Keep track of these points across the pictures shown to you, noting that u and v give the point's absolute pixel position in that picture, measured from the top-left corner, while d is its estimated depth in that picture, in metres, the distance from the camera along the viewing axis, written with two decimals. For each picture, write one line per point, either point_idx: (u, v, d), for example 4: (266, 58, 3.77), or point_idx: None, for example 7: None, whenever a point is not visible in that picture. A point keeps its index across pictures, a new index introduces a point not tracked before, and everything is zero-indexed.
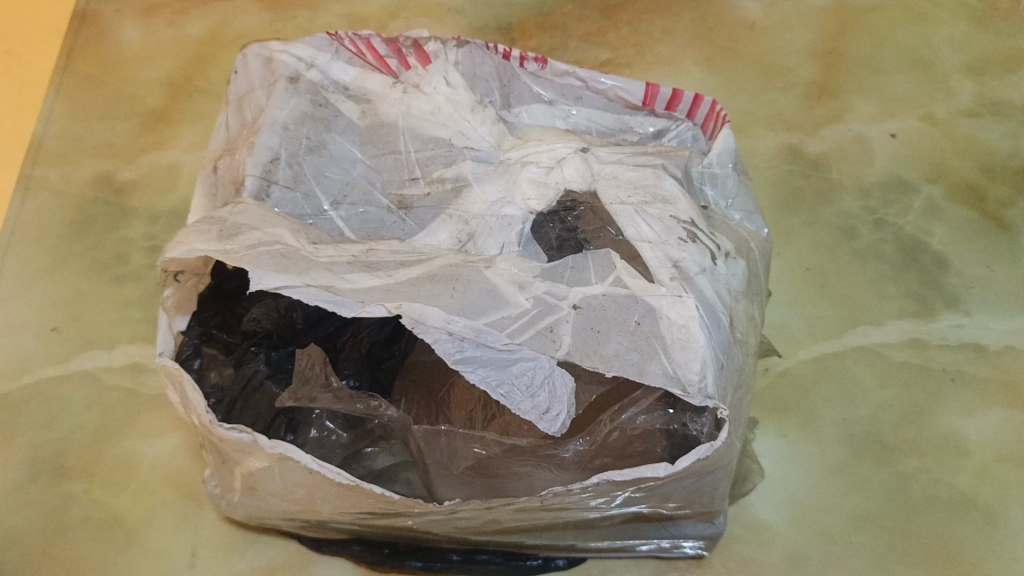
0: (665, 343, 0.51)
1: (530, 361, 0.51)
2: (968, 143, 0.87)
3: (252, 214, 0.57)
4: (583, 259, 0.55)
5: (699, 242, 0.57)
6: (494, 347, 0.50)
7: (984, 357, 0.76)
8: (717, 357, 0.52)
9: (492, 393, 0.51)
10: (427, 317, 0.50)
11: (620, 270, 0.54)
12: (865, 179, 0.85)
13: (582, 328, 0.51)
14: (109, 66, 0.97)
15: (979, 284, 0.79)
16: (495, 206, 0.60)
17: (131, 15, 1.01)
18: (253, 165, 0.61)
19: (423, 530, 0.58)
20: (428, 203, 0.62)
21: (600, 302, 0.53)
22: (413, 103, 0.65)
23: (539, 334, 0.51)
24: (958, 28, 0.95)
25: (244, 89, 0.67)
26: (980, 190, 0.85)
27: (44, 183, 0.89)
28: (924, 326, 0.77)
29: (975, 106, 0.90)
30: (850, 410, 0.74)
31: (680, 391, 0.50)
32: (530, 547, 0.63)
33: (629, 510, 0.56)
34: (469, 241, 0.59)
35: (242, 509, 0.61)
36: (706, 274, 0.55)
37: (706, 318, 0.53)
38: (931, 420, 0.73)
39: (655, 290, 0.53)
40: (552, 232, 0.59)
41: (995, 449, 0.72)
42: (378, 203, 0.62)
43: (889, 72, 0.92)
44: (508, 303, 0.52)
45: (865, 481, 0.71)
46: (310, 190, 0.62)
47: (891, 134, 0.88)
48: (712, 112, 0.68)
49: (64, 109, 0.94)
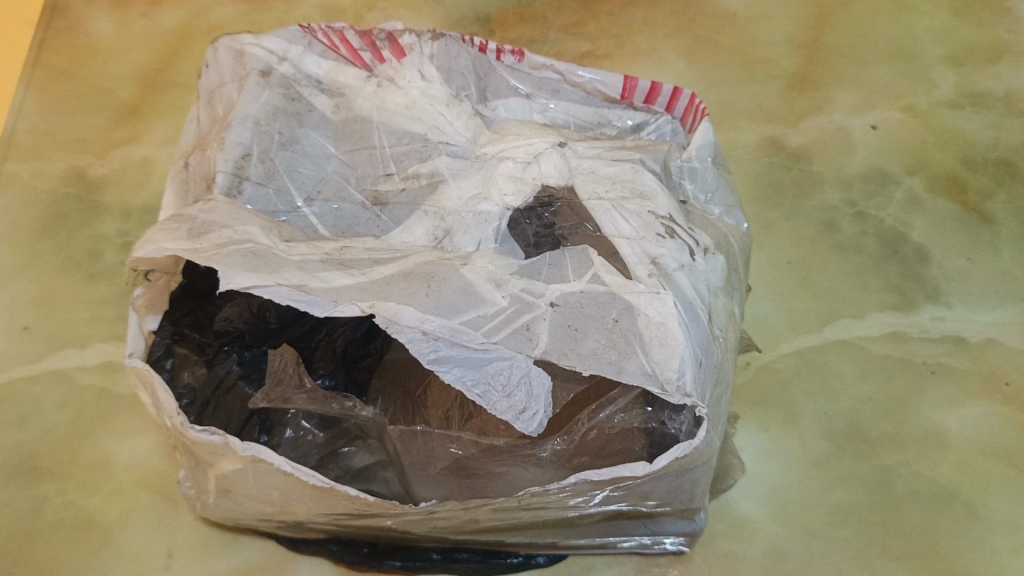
0: (643, 340, 0.50)
1: (507, 360, 0.50)
2: (949, 134, 0.87)
3: (224, 212, 0.56)
4: (560, 256, 0.55)
5: (677, 238, 0.56)
6: (469, 347, 0.49)
7: (965, 349, 0.75)
8: (695, 354, 0.51)
9: (468, 393, 0.50)
10: (402, 316, 0.49)
11: (598, 266, 0.54)
12: (846, 171, 0.85)
13: (559, 326, 0.51)
14: (81, 59, 0.96)
15: (960, 277, 0.79)
16: (472, 202, 0.59)
17: (103, 7, 1.00)
18: (224, 161, 0.60)
19: (400, 530, 0.57)
20: (404, 198, 0.61)
21: (578, 299, 0.52)
22: (388, 96, 0.64)
23: (515, 333, 0.50)
24: (939, 18, 0.94)
25: (215, 82, 0.66)
26: (961, 182, 0.84)
27: (15, 179, 0.87)
28: (904, 319, 0.77)
29: (957, 98, 0.89)
30: (831, 404, 0.73)
31: (658, 389, 0.49)
32: (511, 545, 0.62)
33: (608, 509, 0.55)
34: (445, 238, 0.58)
35: (219, 511, 0.60)
36: (684, 270, 0.54)
37: (686, 316, 0.52)
38: (912, 413, 0.73)
39: (634, 286, 0.52)
40: (529, 228, 0.58)
41: (975, 442, 0.71)
42: (353, 199, 0.61)
43: (870, 63, 0.92)
44: (484, 301, 0.51)
45: (846, 476, 0.70)
46: (283, 186, 0.61)
47: (872, 126, 0.88)
48: (691, 105, 0.67)
49: (35, 103, 0.93)
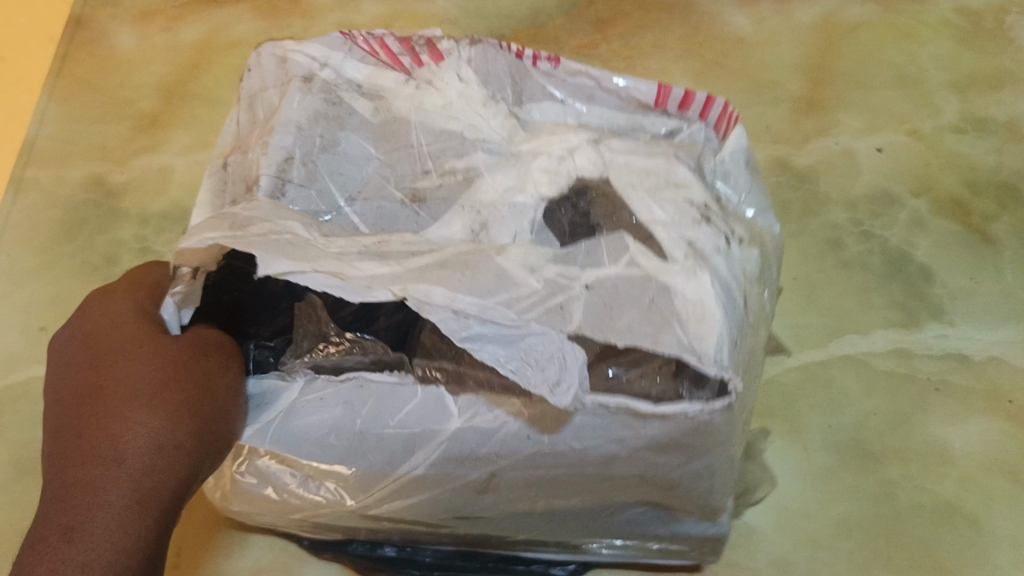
0: (679, 317, 0.46)
1: (539, 335, 0.45)
2: (953, 158, 0.88)
3: (262, 207, 0.52)
4: (595, 243, 0.50)
5: (713, 224, 0.52)
6: (499, 322, 0.45)
7: (969, 366, 0.76)
8: (732, 334, 0.47)
9: (502, 370, 0.45)
10: (433, 295, 0.45)
11: (633, 250, 0.49)
12: (851, 192, 0.86)
13: (594, 304, 0.46)
14: (102, 70, 0.98)
15: (963, 296, 0.80)
16: (506, 195, 0.54)
17: (126, 20, 1.02)
18: (266, 164, 0.56)
19: (415, 517, 0.56)
20: (439, 194, 0.56)
21: (613, 284, 0.47)
22: (425, 98, 0.59)
23: (549, 311, 0.46)
24: (943, 45, 0.95)
25: (256, 87, 0.62)
26: (964, 204, 0.85)
27: (35, 184, 0.89)
28: (909, 336, 0.78)
29: (961, 123, 0.90)
30: (837, 417, 0.74)
31: (694, 360, 0.45)
32: (526, 546, 0.63)
33: (616, 500, 0.55)
34: (481, 231, 0.53)
35: (243, 504, 0.60)
36: (720, 255, 0.50)
37: (723, 295, 0.47)
38: (917, 429, 0.74)
39: (670, 269, 0.48)
40: (564, 218, 0.52)
41: (979, 457, 0.72)
42: (393, 197, 0.57)
43: (876, 87, 0.93)
44: (518, 284, 0.47)
45: (851, 488, 0.71)
46: (324, 188, 0.57)
47: (878, 148, 0.89)
48: (724, 113, 0.61)
49: (56, 111, 0.95)
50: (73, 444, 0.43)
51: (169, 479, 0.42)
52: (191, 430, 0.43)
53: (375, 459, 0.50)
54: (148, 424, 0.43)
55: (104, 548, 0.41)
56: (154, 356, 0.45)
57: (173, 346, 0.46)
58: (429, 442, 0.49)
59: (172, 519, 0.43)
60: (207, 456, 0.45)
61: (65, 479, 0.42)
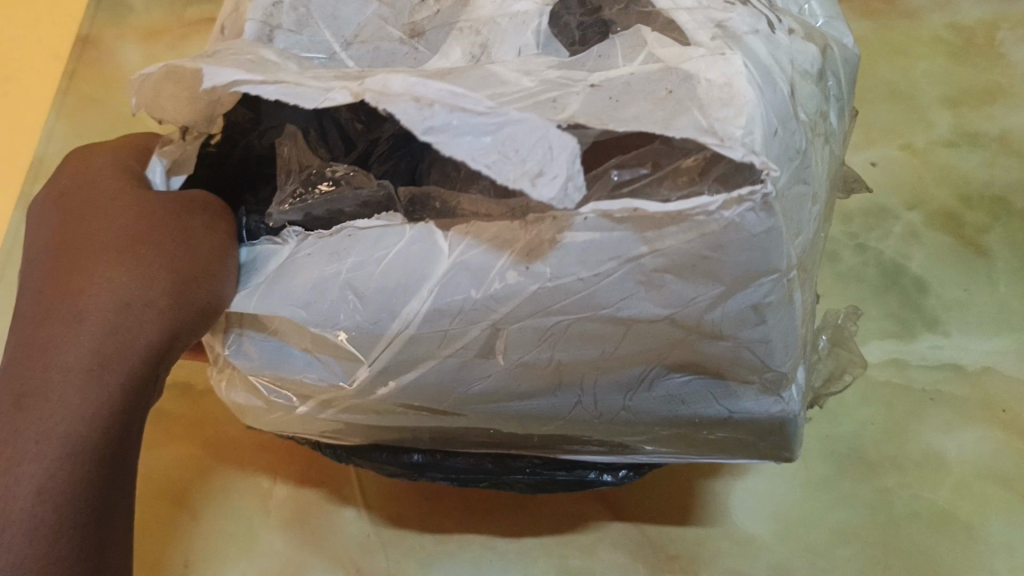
0: (700, 103, 0.39)
1: (519, 125, 0.38)
2: (945, 171, 0.90)
3: (240, 46, 0.49)
4: (609, 45, 0.45)
5: (750, 8, 0.47)
6: (471, 112, 0.38)
7: (962, 376, 0.78)
8: (771, 122, 0.39)
9: (474, 165, 0.37)
10: (391, 85, 0.40)
11: (651, 45, 0.44)
12: (846, 206, 0.88)
13: (596, 99, 0.40)
14: (111, 91, 1.00)
15: (957, 307, 0.82)
16: (505, 5, 0.52)
17: (132, 39, 1.03)
18: (253, 8, 0.53)
19: (429, 403, 0.51)
20: (438, 21, 0.54)
21: (627, 79, 0.41)
22: None
23: (540, 104, 0.40)
24: (936, 62, 0.97)
25: None
26: (957, 216, 0.87)
27: None
28: (904, 347, 0.80)
29: (953, 137, 0.92)
30: (835, 427, 0.76)
31: (716, 141, 0.37)
32: (569, 448, 0.58)
33: (683, 402, 0.50)
34: (482, 54, 0.51)
35: (242, 390, 0.56)
36: (759, 35, 0.44)
37: (758, 77, 0.40)
38: (912, 438, 0.75)
39: (693, 53, 0.42)
40: (571, 20, 0.50)
41: (974, 464, 0.74)
42: (391, 37, 0.54)
43: (869, 102, 0.95)
44: (508, 84, 0.42)
45: (848, 496, 0.73)
46: (318, 34, 0.54)
47: (871, 163, 0.91)
48: None
49: (64, 131, 0.98)
50: (48, 298, 0.48)
51: (137, 339, 0.46)
52: (163, 286, 0.47)
53: (356, 316, 0.46)
54: (121, 278, 0.46)
55: (62, 408, 0.46)
56: (139, 217, 0.49)
57: (156, 202, 0.50)
58: (417, 291, 0.45)
59: (137, 379, 0.47)
60: (188, 323, 0.47)
61: (34, 337, 0.47)
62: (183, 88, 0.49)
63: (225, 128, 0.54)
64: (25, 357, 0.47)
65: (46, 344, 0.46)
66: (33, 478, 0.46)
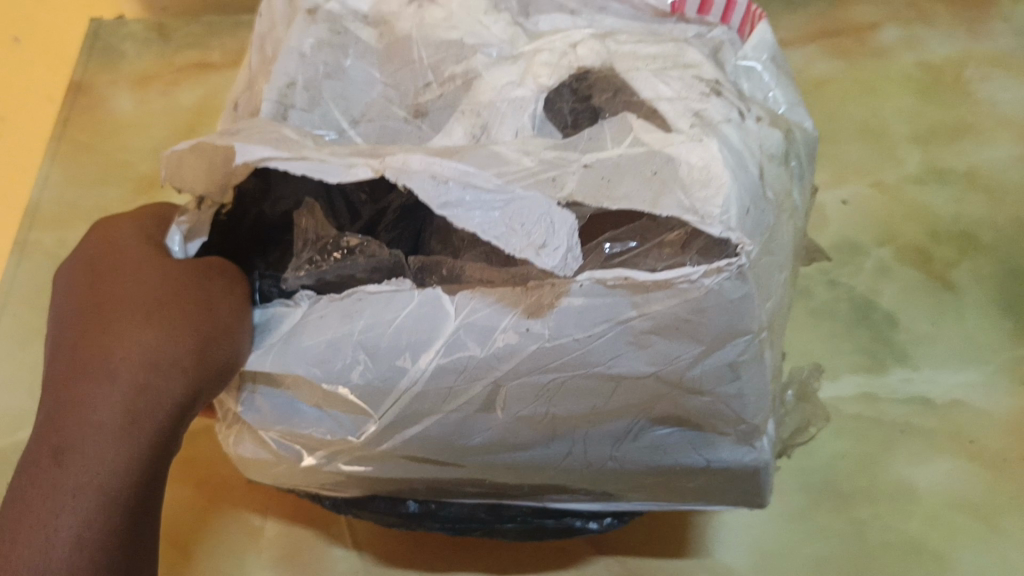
0: (682, 181, 0.42)
1: (526, 200, 0.41)
2: (915, 208, 0.92)
3: (260, 124, 0.51)
4: (597, 129, 0.47)
5: (725, 97, 0.49)
6: (483, 188, 0.42)
7: (932, 409, 0.80)
8: (745, 201, 0.43)
9: (484, 238, 0.41)
10: (409, 163, 0.42)
11: (637, 130, 0.46)
12: (819, 243, 0.91)
13: (590, 177, 0.43)
14: (102, 135, 1.01)
15: (927, 341, 0.84)
16: (506, 89, 0.55)
17: (124, 85, 1.05)
18: (269, 90, 0.57)
19: (430, 454, 0.53)
20: (442, 103, 0.57)
21: (616, 160, 0.44)
22: (430, 12, 0.60)
23: (540, 181, 0.43)
24: (906, 99, 1.00)
25: (264, 27, 0.65)
26: (927, 252, 0.89)
27: (40, 248, 0.93)
28: (875, 381, 0.82)
29: (922, 173, 0.94)
30: (809, 460, 0.78)
31: (695, 219, 0.41)
32: (554, 496, 0.60)
33: (665, 452, 0.52)
34: (483, 134, 0.54)
35: (250, 444, 0.58)
36: (732, 123, 0.47)
37: (733, 161, 0.44)
38: (884, 470, 0.77)
39: (674, 140, 0.45)
40: (565, 106, 0.54)
41: (944, 496, 0.76)
42: (397, 116, 0.58)
43: (842, 141, 0.97)
44: (509, 162, 0.44)
45: (822, 527, 0.75)
46: (328, 112, 0.58)
47: (843, 201, 0.93)
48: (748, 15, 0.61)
49: (59, 175, 0.99)
50: (71, 356, 0.49)
51: (167, 394, 0.47)
52: (188, 344, 0.48)
53: (367, 374, 0.48)
54: (147, 337, 0.48)
55: (98, 464, 0.46)
56: (157, 278, 0.50)
57: (173, 264, 0.52)
58: (426, 350, 0.47)
59: (167, 433, 0.48)
60: (209, 377, 0.49)
61: (62, 396, 0.47)
62: (204, 162, 0.50)
63: (236, 198, 0.56)
64: (53, 416, 0.47)
65: (78, 402, 0.46)
66: (69, 530, 0.45)
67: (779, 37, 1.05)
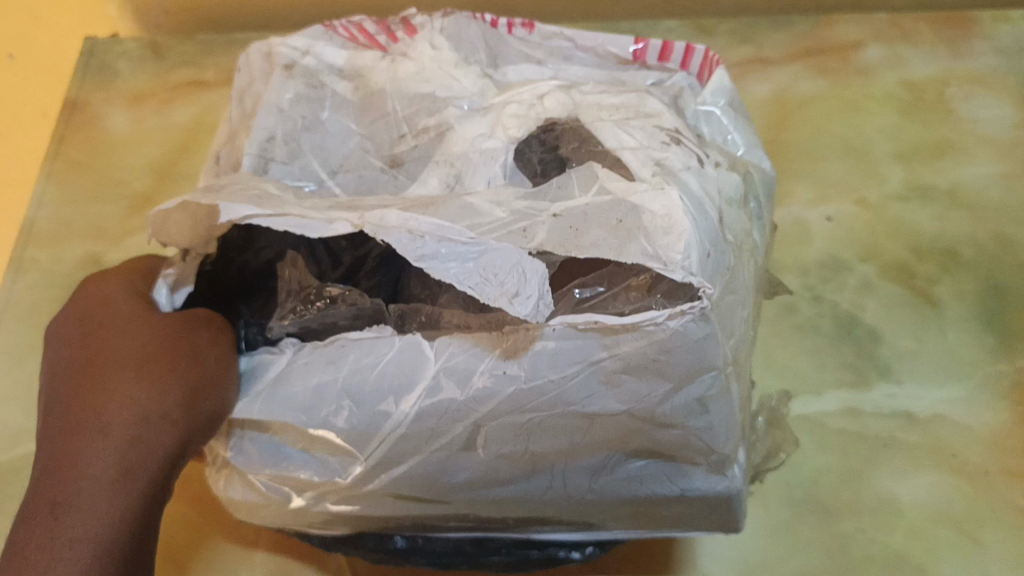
0: (646, 231, 0.47)
1: (497, 251, 0.46)
2: (898, 225, 0.94)
3: (243, 180, 0.57)
4: (567, 177, 0.52)
5: (684, 146, 0.55)
6: (458, 241, 0.47)
7: (915, 424, 0.81)
8: (704, 246, 0.48)
9: (461, 287, 0.46)
10: (387, 220, 0.48)
11: (603, 179, 0.51)
12: (803, 259, 0.92)
13: (558, 227, 0.48)
14: (98, 153, 1.03)
15: (909, 356, 0.85)
16: (476, 142, 0.62)
17: (119, 104, 1.07)
18: (250, 144, 0.63)
19: (414, 492, 0.55)
20: (417, 154, 0.64)
21: (584, 209, 0.49)
22: (401, 67, 0.68)
23: (511, 233, 0.48)
24: (888, 117, 1.01)
25: (246, 83, 0.70)
26: (910, 268, 0.91)
27: (36, 264, 0.94)
28: (859, 396, 0.83)
29: (905, 190, 0.96)
30: (793, 475, 0.80)
31: (659, 265, 0.45)
32: (537, 528, 0.60)
33: (640, 484, 0.54)
34: (457, 182, 0.60)
35: (240, 487, 0.58)
36: (692, 170, 0.53)
37: (692, 208, 0.49)
38: (867, 485, 0.78)
39: (638, 188, 0.50)
40: (534, 156, 0.59)
41: (926, 509, 0.77)
42: (373, 166, 0.65)
43: (826, 159, 0.99)
44: (483, 214, 0.50)
45: (806, 541, 0.76)
46: (307, 164, 0.64)
47: (827, 217, 0.95)
48: (705, 60, 0.70)
49: (55, 194, 1.00)
50: (67, 410, 0.51)
51: (158, 447, 0.50)
52: (180, 398, 0.51)
53: (351, 419, 0.51)
54: (140, 391, 0.50)
55: (91, 519, 0.48)
56: (151, 334, 0.53)
57: (167, 319, 0.54)
58: (408, 394, 0.50)
59: (161, 483, 0.50)
60: (201, 428, 0.52)
61: (59, 450, 0.50)
62: (189, 216, 0.54)
63: (221, 246, 0.60)
64: (48, 471, 0.49)
65: (71, 457, 0.49)
66: None
67: (764, 54, 1.07)
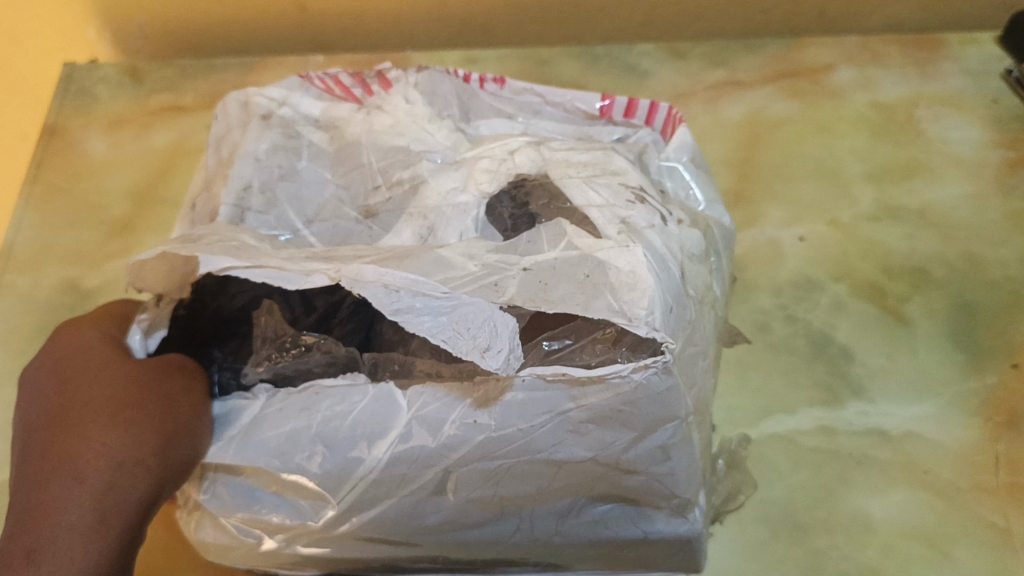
0: (612, 287, 0.49)
1: (469, 306, 0.48)
2: (869, 245, 0.95)
3: (220, 228, 0.58)
4: (535, 232, 0.54)
5: (648, 204, 0.58)
6: (432, 296, 0.48)
7: (888, 441, 0.82)
8: (666, 300, 0.50)
9: (433, 341, 0.48)
10: (363, 274, 0.49)
11: (570, 235, 0.53)
12: (777, 279, 0.94)
13: (529, 281, 0.50)
14: (77, 178, 1.03)
15: (882, 374, 0.87)
16: (450, 196, 0.62)
17: (97, 129, 1.07)
18: (226, 194, 0.65)
19: (385, 534, 0.56)
20: (391, 206, 0.64)
21: (552, 263, 0.51)
22: (376, 120, 0.70)
23: (483, 286, 0.49)
24: (859, 139, 1.03)
25: (222, 131, 0.71)
26: (880, 288, 0.92)
27: (13, 289, 0.94)
28: (833, 414, 0.84)
29: (876, 211, 0.98)
30: (769, 492, 0.80)
31: (624, 321, 0.46)
32: (503, 568, 0.62)
33: (605, 526, 0.56)
34: (429, 235, 0.61)
35: (212, 529, 0.59)
36: (655, 228, 0.55)
37: (656, 264, 0.51)
38: (842, 502, 0.79)
39: (604, 244, 0.52)
40: (505, 211, 0.61)
41: (900, 526, 0.77)
42: (348, 217, 0.65)
43: (797, 180, 1.01)
44: (455, 268, 0.51)
45: (783, 559, 0.76)
46: (284, 213, 0.65)
47: (800, 238, 0.96)
48: (668, 117, 0.73)
49: (33, 219, 1.00)
50: (38, 460, 0.51)
51: (131, 495, 0.50)
52: (151, 445, 0.51)
53: (325, 465, 0.52)
54: (111, 440, 0.51)
55: (68, 566, 0.48)
56: (122, 381, 0.54)
57: (137, 365, 0.55)
58: (381, 440, 0.51)
59: (133, 530, 0.51)
60: (172, 475, 0.52)
61: (32, 502, 0.50)
62: (167, 263, 0.55)
63: (194, 292, 0.61)
64: (23, 522, 0.49)
65: (47, 507, 0.49)
66: None
67: (738, 78, 1.08)
